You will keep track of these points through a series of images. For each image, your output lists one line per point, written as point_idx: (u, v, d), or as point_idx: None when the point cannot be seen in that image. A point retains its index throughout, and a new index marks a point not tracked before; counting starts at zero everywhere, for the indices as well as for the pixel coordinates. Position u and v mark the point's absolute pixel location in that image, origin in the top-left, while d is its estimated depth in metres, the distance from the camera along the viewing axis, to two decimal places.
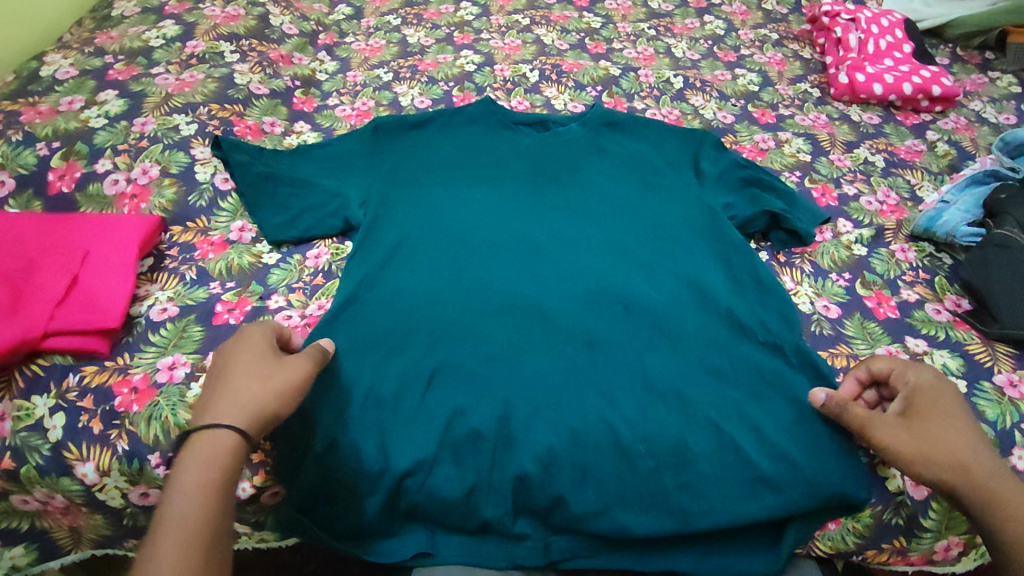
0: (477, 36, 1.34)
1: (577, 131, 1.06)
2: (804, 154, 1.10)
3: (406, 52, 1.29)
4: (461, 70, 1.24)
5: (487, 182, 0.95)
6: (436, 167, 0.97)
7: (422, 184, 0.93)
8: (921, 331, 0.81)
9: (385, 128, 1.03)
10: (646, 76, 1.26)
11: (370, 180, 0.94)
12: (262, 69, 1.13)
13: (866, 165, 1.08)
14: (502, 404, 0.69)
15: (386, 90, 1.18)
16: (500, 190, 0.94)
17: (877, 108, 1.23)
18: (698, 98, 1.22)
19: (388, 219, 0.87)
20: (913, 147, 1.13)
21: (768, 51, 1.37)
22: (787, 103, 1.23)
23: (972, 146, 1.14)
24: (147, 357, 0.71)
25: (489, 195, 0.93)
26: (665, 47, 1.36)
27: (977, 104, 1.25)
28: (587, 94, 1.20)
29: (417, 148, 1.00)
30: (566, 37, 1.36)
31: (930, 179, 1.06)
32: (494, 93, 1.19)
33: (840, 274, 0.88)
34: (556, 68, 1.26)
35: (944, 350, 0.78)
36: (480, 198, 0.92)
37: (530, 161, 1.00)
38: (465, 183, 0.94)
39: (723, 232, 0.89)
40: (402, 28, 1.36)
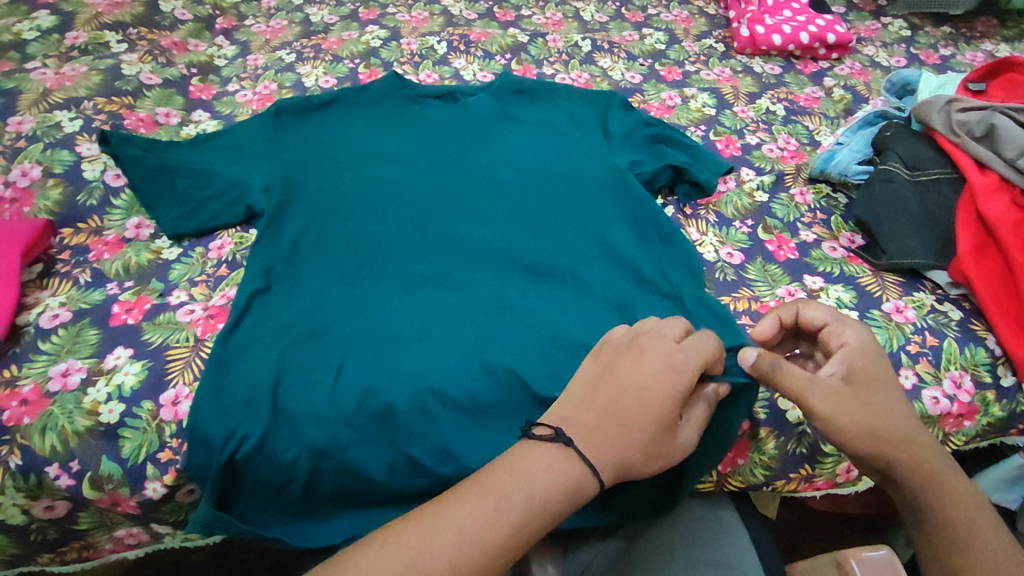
0: (382, 11, 1.31)
1: (485, 100, 1.05)
2: (710, 108, 1.13)
3: (309, 31, 1.25)
4: (367, 45, 1.21)
5: (394, 157, 0.93)
6: (341, 144, 0.94)
7: (326, 164, 0.90)
8: (818, 269, 0.85)
9: (287, 110, 0.99)
10: (555, 41, 1.26)
11: (272, 165, 0.91)
12: (153, 58, 1.08)
13: (768, 115, 1.12)
14: (414, 379, 0.69)
15: (289, 71, 1.14)
16: (407, 163, 0.93)
17: (779, 58, 1.26)
18: (606, 60, 1.23)
19: (291, 202, 0.85)
20: (812, 94, 1.17)
21: (675, 10, 1.39)
22: (692, 60, 1.25)
23: (866, 90, 1.19)
24: (38, 366, 0.68)
25: (396, 170, 0.91)
26: (573, 12, 1.36)
27: (871, 49, 1.30)
28: (495, 63, 1.20)
29: (321, 129, 0.97)
30: (474, 6, 1.35)
31: (827, 124, 1.11)
32: (402, 68, 1.17)
33: (743, 222, 0.92)
34: (464, 38, 1.24)
35: (839, 284, 0.83)
36: (388, 173, 0.90)
37: (438, 134, 0.98)
38: (371, 159, 0.92)
39: (631, 190, 0.90)
40: (304, 6, 1.31)
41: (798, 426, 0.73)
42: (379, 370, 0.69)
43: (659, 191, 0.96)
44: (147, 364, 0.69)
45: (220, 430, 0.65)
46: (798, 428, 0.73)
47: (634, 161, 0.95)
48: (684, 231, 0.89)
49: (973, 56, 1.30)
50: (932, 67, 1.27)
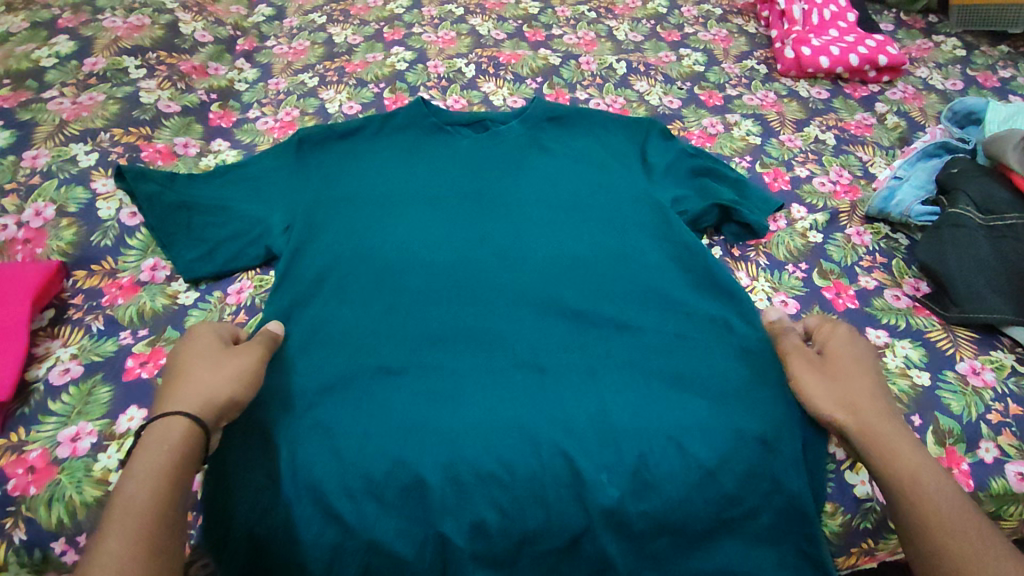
0: (408, 31, 1.26)
1: (519, 128, 1.00)
2: (754, 137, 1.06)
3: (333, 52, 1.21)
4: (392, 69, 1.16)
5: (422, 192, 0.89)
6: (365, 180, 0.89)
7: (351, 201, 0.85)
8: (881, 321, 0.78)
9: (310, 140, 0.94)
10: (588, 63, 1.20)
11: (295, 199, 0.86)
12: (172, 84, 1.04)
13: (818, 144, 1.05)
14: (446, 447, 0.64)
15: (312, 96, 1.10)
16: (436, 200, 0.88)
17: (826, 82, 1.19)
18: (642, 83, 1.17)
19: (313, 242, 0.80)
20: (863, 121, 1.10)
21: (712, 28, 1.33)
22: (734, 83, 1.19)
23: (921, 117, 1.12)
24: (47, 429, 0.64)
25: (423, 207, 0.86)
26: (607, 30, 1.30)
27: (924, 70, 1.23)
28: (526, 87, 1.14)
29: (346, 160, 0.93)
30: (502, 26, 1.29)
31: (882, 154, 1.04)
32: (429, 93, 1.12)
33: (797, 265, 0.86)
34: (493, 61, 1.19)
35: (906, 340, 0.76)
36: (414, 212, 0.85)
37: (468, 164, 0.93)
38: (397, 194, 0.88)
39: (675, 227, 0.84)
40: (327, 26, 1.27)
41: (866, 502, 0.66)
42: (409, 437, 0.65)
43: (704, 230, 0.90)
44: None
45: (238, 502, 0.62)
46: (866, 504, 0.66)
47: (675, 195, 0.89)
48: (733, 275, 0.83)
49: None
50: (991, 91, 1.20)
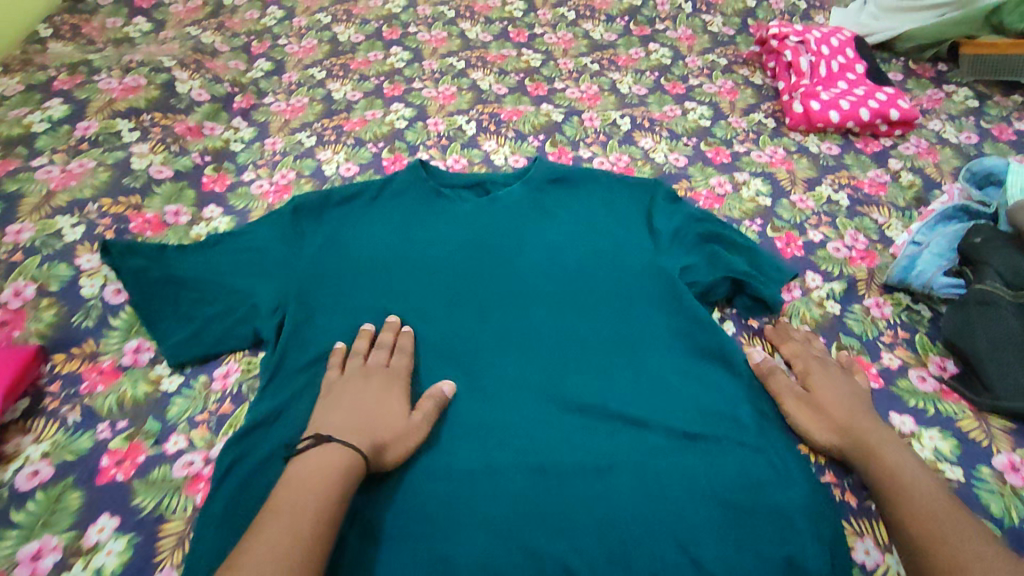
0: (408, 86, 1.25)
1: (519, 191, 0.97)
2: (764, 197, 1.03)
3: (332, 109, 1.19)
4: (391, 127, 1.14)
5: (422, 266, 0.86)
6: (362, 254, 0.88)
7: (348, 281, 0.84)
8: (907, 405, 0.74)
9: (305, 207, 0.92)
10: (591, 120, 1.17)
11: (288, 272, 0.83)
12: (166, 147, 1.02)
13: (831, 205, 1.02)
14: (445, 561, 0.61)
15: (309, 156, 1.08)
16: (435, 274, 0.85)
17: (836, 136, 1.16)
18: (647, 140, 1.14)
19: (308, 326, 0.78)
20: (876, 179, 1.07)
21: (718, 80, 1.31)
22: (741, 138, 1.16)
23: (938, 173, 1.08)
24: (8, 544, 0.60)
25: (421, 285, 0.84)
26: (610, 83, 1.29)
27: (936, 123, 1.20)
28: (528, 146, 1.12)
29: (343, 229, 0.90)
30: (504, 79, 1.28)
31: (898, 216, 1.00)
32: (428, 152, 1.09)
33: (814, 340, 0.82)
34: (495, 118, 1.17)
35: (935, 430, 0.72)
36: (412, 291, 0.83)
37: (469, 233, 0.90)
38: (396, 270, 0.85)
39: (686, 301, 0.81)
40: (327, 81, 1.26)
41: None
42: (406, 549, 0.62)
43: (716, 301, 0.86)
44: (132, 540, 0.61)
45: None
46: None
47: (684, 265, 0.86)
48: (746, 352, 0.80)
49: None
50: (1008, 144, 1.16)
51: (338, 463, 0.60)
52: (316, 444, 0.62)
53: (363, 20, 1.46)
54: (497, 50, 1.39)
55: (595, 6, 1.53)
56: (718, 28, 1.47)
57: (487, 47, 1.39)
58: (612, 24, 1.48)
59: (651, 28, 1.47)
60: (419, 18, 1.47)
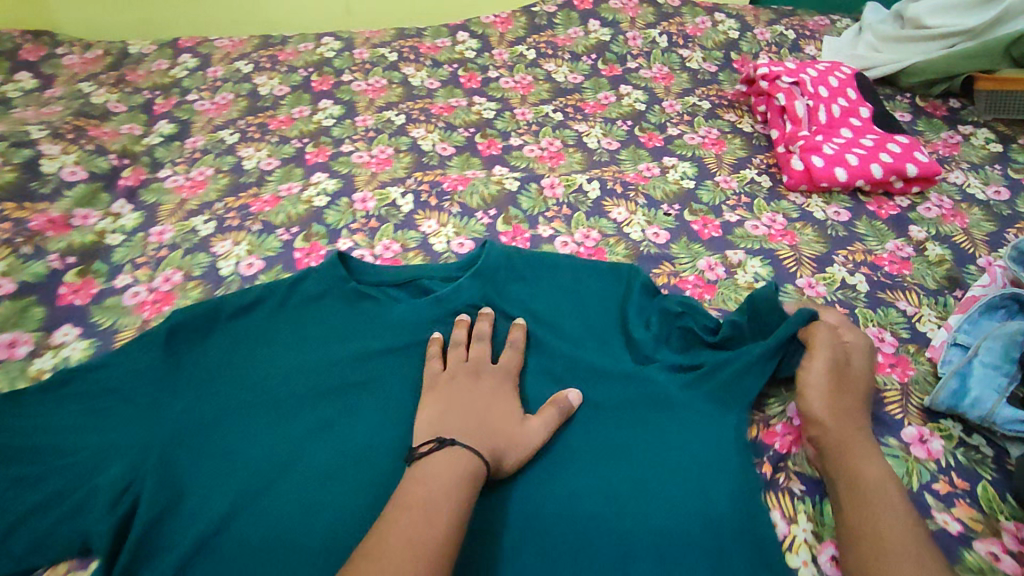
0: (336, 150, 1.06)
1: (461, 295, 0.79)
2: (765, 283, 0.84)
3: (240, 183, 0.99)
4: (309, 206, 0.94)
5: (333, 417, 0.69)
6: (259, 397, 0.71)
7: (234, 440, 0.67)
8: None
9: (188, 335, 0.75)
10: (552, 186, 0.98)
11: (152, 433, 0.66)
12: (14, 251, 0.84)
13: (846, 291, 0.83)
14: None
15: (202, 249, 0.87)
16: (347, 424, 0.68)
17: (844, 196, 0.98)
18: (620, 210, 0.95)
19: (173, 513, 0.61)
20: (897, 252, 0.88)
21: (701, 128, 1.13)
22: (732, 202, 0.97)
23: (968, 243, 0.90)
24: None
25: (325, 443, 0.66)
26: (575, 137, 1.10)
27: (957, 175, 1.03)
28: (476, 223, 0.92)
29: (235, 364, 0.74)
30: (450, 137, 1.09)
31: (931, 303, 0.81)
32: (352, 238, 0.89)
33: None
34: (436, 188, 0.97)
35: None
36: (313, 452, 0.66)
37: (398, 364, 0.74)
38: (297, 422, 0.68)
39: (671, 456, 0.64)
40: (238, 146, 1.08)
41: None
42: None
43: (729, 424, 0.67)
44: None
45: None
46: None
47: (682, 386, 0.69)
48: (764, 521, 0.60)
49: None
50: None
51: (463, 467, 0.56)
52: (439, 447, 0.57)
53: (290, 67, 1.28)
54: (444, 98, 1.20)
55: (558, 42, 1.35)
56: (699, 64, 1.29)
57: (432, 97, 1.20)
58: (577, 63, 1.30)
59: (622, 66, 1.29)
60: (354, 64, 1.28)
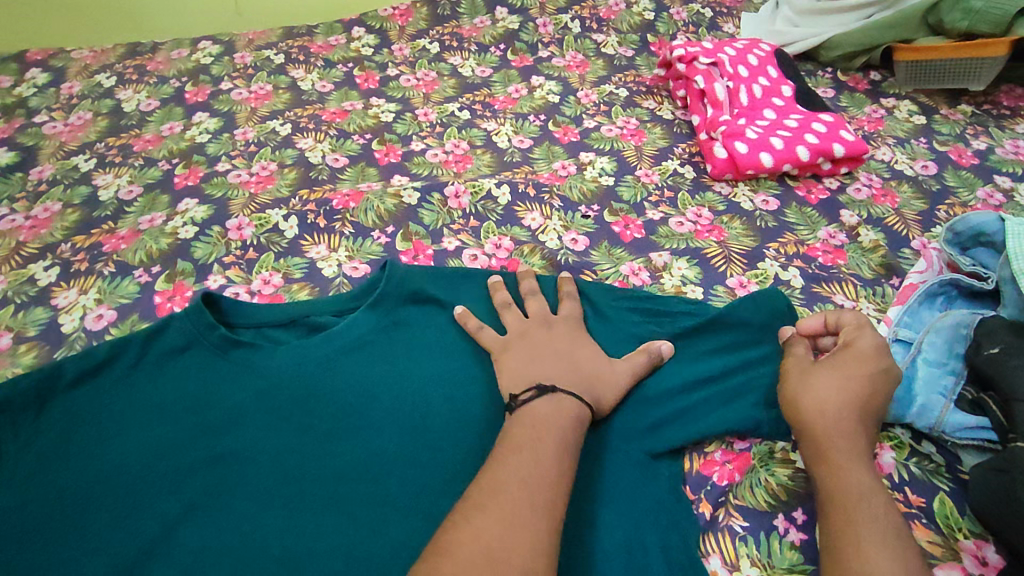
0: (210, 170, 0.93)
1: (359, 332, 0.68)
2: (693, 286, 0.76)
3: (93, 217, 0.85)
4: (172, 240, 0.81)
5: (195, 504, 0.57)
6: (104, 493, 0.57)
7: (72, 558, 0.54)
8: None
9: (11, 409, 0.61)
10: (457, 195, 0.87)
11: None
12: None
13: (779, 288, 0.76)
14: None
15: (40, 302, 0.75)
16: (213, 515, 0.56)
17: (772, 182, 0.91)
18: (533, 216, 0.85)
19: None
20: (830, 240, 0.82)
21: (619, 118, 1.04)
22: (655, 198, 0.89)
23: (901, 224, 0.85)
24: None
25: (185, 541, 0.55)
26: (483, 136, 1.00)
27: (885, 151, 0.98)
28: (372, 244, 0.81)
29: (75, 441, 0.60)
30: (343, 146, 0.98)
31: (869, 295, 0.75)
32: (225, 274, 0.77)
33: (791, 520, 0.56)
34: (324, 208, 0.85)
35: None
36: (172, 555, 0.54)
37: (280, 424, 0.62)
38: (151, 516, 0.56)
39: (605, 512, 0.55)
40: (94, 173, 0.93)
41: None
42: None
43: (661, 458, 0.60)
44: None
45: None
46: None
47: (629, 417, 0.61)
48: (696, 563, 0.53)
49: (1015, 146, 0.99)
50: (971, 171, 0.95)
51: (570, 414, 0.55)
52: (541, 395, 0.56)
53: (161, 78, 1.13)
54: (337, 103, 1.07)
55: (463, 33, 1.23)
56: (614, 48, 1.21)
57: (324, 102, 1.08)
58: (485, 55, 1.19)
59: (533, 56, 1.19)
60: (235, 70, 1.14)
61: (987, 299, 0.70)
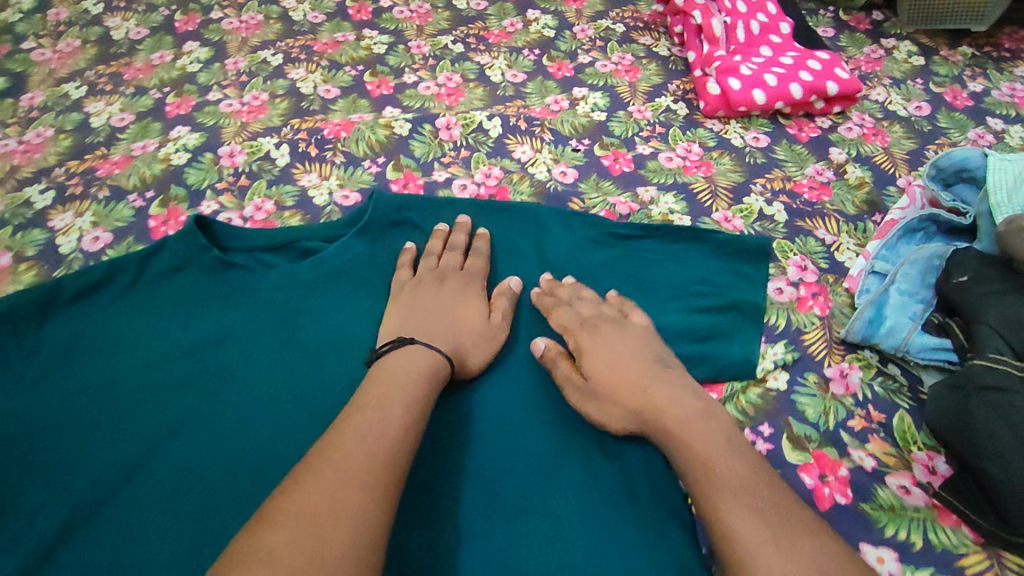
0: (200, 98, 0.93)
1: (346, 258, 0.70)
2: (679, 217, 0.78)
3: (85, 143, 0.86)
4: (166, 165, 0.82)
5: (188, 411, 0.60)
6: (105, 397, 0.61)
7: (70, 459, 0.57)
8: (886, 533, 0.52)
9: (16, 316, 0.63)
10: (448, 127, 0.88)
11: None
12: None
13: (763, 222, 0.77)
14: None
15: (37, 223, 0.75)
16: (209, 421, 0.59)
17: (763, 120, 0.91)
18: (524, 148, 0.86)
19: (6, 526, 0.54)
20: (816, 177, 0.83)
21: (614, 54, 1.03)
22: (644, 134, 0.89)
23: (889, 162, 0.86)
24: None
25: (183, 442, 0.58)
26: (476, 70, 0.99)
27: (879, 91, 0.97)
28: (363, 173, 0.82)
29: (74, 352, 0.63)
30: (334, 77, 0.97)
31: (850, 229, 0.77)
32: (218, 200, 0.79)
33: (758, 432, 0.58)
34: (315, 137, 0.86)
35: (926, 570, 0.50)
36: (171, 453, 0.58)
37: (275, 339, 0.64)
38: (148, 420, 0.59)
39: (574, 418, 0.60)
40: (85, 101, 0.93)
41: None
42: None
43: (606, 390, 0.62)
44: None
45: None
46: None
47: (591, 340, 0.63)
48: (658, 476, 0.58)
49: (1012, 88, 0.98)
50: (964, 113, 0.95)
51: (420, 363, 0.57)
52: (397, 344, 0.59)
53: (149, 6, 1.10)
54: (329, 34, 1.05)
55: None
56: None
57: (315, 33, 1.06)
58: None
59: None
60: None
61: (965, 234, 0.72)
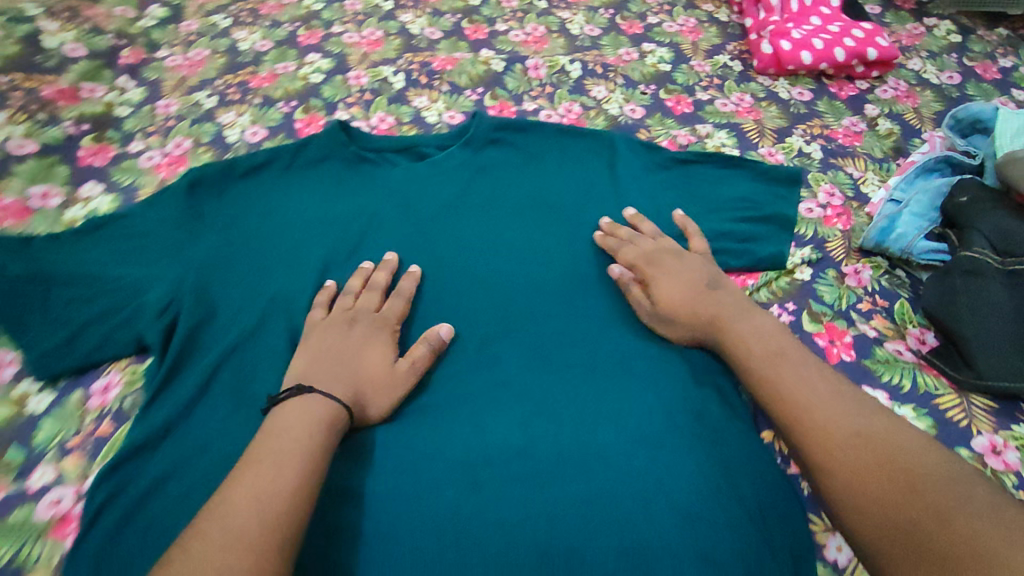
0: (326, 32, 1.10)
1: (452, 162, 0.86)
2: (730, 149, 0.92)
3: (237, 62, 1.03)
4: (304, 83, 0.99)
5: (333, 261, 0.77)
6: (270, 243, 0.78)
7: (252, 282, 0.73)
8: (881, 377, 0.67)
9: (204, 181, 0.81)
10: (536, 67, 1.03)
11: (183, 267, 0.73)
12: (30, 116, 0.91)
13: (802, 158, 0.91)
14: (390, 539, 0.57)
15: (207, 119, 0.94)
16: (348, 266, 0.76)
17: (809, 78, 1.05)
18: (600, 89, 1.01)
19: (210, 324, 0.71)
20: (851, 127, 0.97)
21: (680, 17, 1.17)
22: (704, 84, 1.03)
23: (917, 120, 0.99)
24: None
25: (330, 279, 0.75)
26: (559, 23, 1.14)
27: (916, 61, 1.09)
28: (465, 99, 0.98)
29: (246, 211, 0.80)
30: (437, 22, 1.13)
31: (876, 168, 0.90)
32: (348, 111, 0.96)
33: (784, 307, 0.74)
34: (425, 68, 1.02)
35: (909, 404, 0.66)
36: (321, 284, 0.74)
37: (397, 212, 0.81)
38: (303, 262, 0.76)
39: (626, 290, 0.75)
40: (231, 29, 1.10)
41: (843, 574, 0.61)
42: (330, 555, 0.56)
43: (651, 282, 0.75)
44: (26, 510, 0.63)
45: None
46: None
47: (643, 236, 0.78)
48: None
49: None
50: (992, 84, 1.06)
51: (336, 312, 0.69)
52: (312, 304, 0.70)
53: None
54: None
55: None
56: None
57: None
58: None
59: None
60: None
61: None
